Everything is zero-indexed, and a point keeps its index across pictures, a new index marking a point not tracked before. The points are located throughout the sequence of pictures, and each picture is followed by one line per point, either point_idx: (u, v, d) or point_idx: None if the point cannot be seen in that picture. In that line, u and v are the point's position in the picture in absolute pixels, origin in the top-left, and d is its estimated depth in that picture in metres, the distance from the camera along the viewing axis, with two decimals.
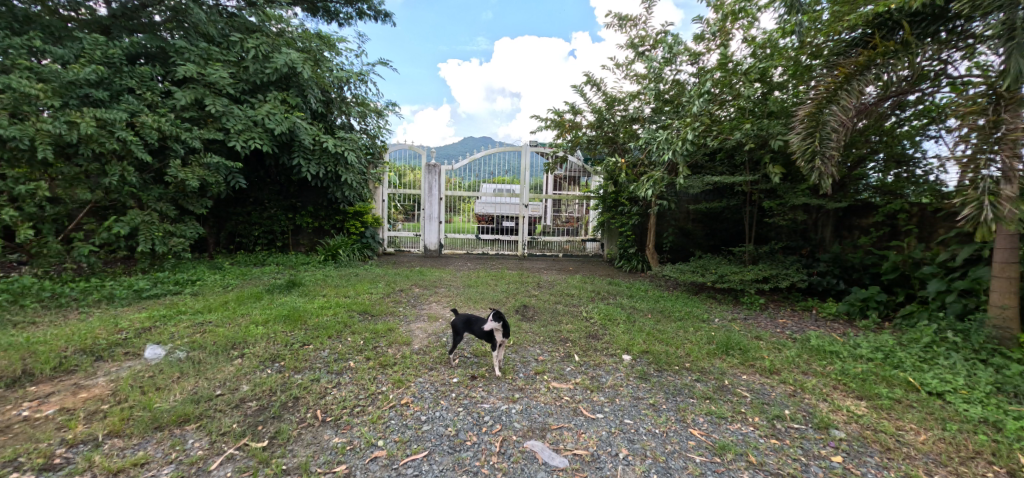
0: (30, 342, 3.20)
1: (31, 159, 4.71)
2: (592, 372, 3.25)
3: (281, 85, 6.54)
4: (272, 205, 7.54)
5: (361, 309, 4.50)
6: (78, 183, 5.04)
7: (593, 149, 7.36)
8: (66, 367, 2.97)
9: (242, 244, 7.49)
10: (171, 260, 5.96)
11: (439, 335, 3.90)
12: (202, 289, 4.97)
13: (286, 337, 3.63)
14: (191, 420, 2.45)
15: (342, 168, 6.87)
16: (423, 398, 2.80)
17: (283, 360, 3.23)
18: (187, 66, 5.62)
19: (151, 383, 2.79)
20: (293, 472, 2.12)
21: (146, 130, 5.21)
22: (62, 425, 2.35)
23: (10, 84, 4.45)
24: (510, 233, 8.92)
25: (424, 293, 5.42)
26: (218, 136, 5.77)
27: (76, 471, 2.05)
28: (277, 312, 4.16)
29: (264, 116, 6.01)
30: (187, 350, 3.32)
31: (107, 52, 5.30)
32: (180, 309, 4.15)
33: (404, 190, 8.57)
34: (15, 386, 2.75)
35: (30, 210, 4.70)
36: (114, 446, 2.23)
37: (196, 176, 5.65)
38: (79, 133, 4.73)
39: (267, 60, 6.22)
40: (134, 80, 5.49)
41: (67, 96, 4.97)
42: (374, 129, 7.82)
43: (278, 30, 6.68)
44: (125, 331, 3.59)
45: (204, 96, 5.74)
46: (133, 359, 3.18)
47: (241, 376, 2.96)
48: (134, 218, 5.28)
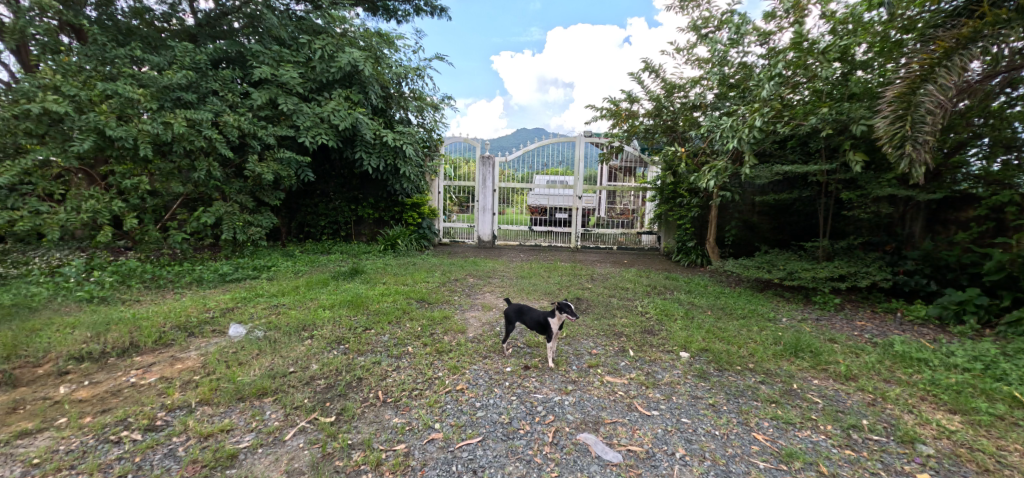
0: (136, 317, 3.63)
1: (134, 157, 5.29)
2: (648, 368, 3.17)
3: (345, 83, 6.85)
4: (336, 197, 7.96)
5: (419, 297, 4.67)
6: (173, 177, 5.60)
7: (651, 138, 7.09)
8: (164, 341, 3.33)
9: (310, 233, 8.03)
10: (249, 247, 6.49)
11: (493, 325, 3.97)
12: (276, 274, 5.39)
13: (350, 321, 3.84)
14: (268, 394, 2.68)
15: (401, 161, 7.13)
16: (478, 385, 2.87)
17: (347, 343, 3.43)
18: (262, 68, 6.04)
19: (235, 358, 3.07)
20: (358, 447, 2.25)
21: (228, 128, 5.69)
22: (163, 392, 2.66)
23: (118, 90, 4.98)
24: (563, 225, 8.80)
25: (479, 283, 5.52)
26: (290, 132, 6.18)
27: (174, 432, 2.30)
28: (342, 298, 4.41)
29: (330, 112, 6.35)
30: (264, 329, 3.61)
31: (195, 58, 5.81)
32: (258, 292, 4.53)
33: (460, 182, 8.76)
34: (125, 356, 3.12)
35: (135, 201, 5.32)
36: (205, 413, 2.48)
37: (271, 170, 6.09)
38: (173, 132, 5.23)
39: (333, 59, 6.57)
40: (217, 83, 5.99)
41: (163, 99, 5.52)
42: (431, 123, 8.06)
43: (342, 30, 6.99)
44: (212, 310, 3.97)
45: (277, 96, 6.16)
46: (219, 336, 3.51)
47: (311, 355, 3.17)
48: (218, 209, 5.79)
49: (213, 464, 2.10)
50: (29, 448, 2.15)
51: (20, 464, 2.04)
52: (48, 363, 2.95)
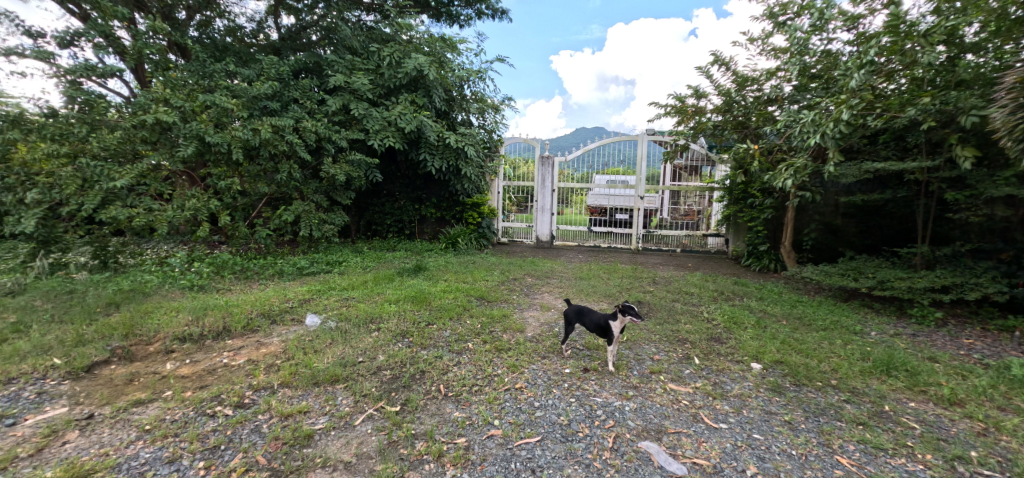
0: (229, 305, 4.02)
1: (228, 161, 5.86)
2: (715, 378, 3.01)
3: (411, 88, 7.14)
4: (401, 197, 8.32)
5: (479, 295, 4.76)
6: (259, 179, 6.12)
7: (720, 135, 6.72)
8: (251, 326, 3.66)
9: (377, 231, 8.45)
10: (323, 243, 6.96)
11: (552, 325, 3.96)
12: (347, 269, 5.73)
13: (414, 315, 4.01)
14: (340, 381, 2.85)
15: (463, 162, 7.30)
16: (537, 385, 2.88)
17: (411, 337, 3.57)
18: (336, 76, 6.44)
19: (311, 346, 3.30)
20: (421, 437, 2.34)
21: (306, 133, 6.13)
22: (250, 373, 2.91)
23: (215, 101, 5.53)
24: (623, 226, 8.58)
25: (537, 283, 5.53)
26: (360, 136, 6.54)
27: (260, 410, 2.52)
28: (406, 293, 4.61)
29: (397, 116, 6.64)
30: (337, 320, 3.86)
31: (279, 70, 6.33)
32: (332, 285, 4.84)
33: (519, 183, 8.80)
34: (220, 338, 3.47)
35: (228, 200, 5.89)
36: (285, 394, 2.69)
37: (343, 172, 6.48)
38: (261, 137, 5.73)
39: (400, 65, 6.87)
40: (298, 92, 6.49)
41: (252, 108, 6.06)
42: (492, 124, 8.20)
43: (408, 37, 7.34)
44: (291, 300, 4.31)
45: (349, 102, 6.55)
46: (297, 324, 3.79)
47: (378, 347, 3.34)
48: (297, 207, 6.26)
49: (292, 442, 2.27)
50: (143, 415, 2.44)
51: (136, 429, 2.32)
52: (157, 342, 3.34)
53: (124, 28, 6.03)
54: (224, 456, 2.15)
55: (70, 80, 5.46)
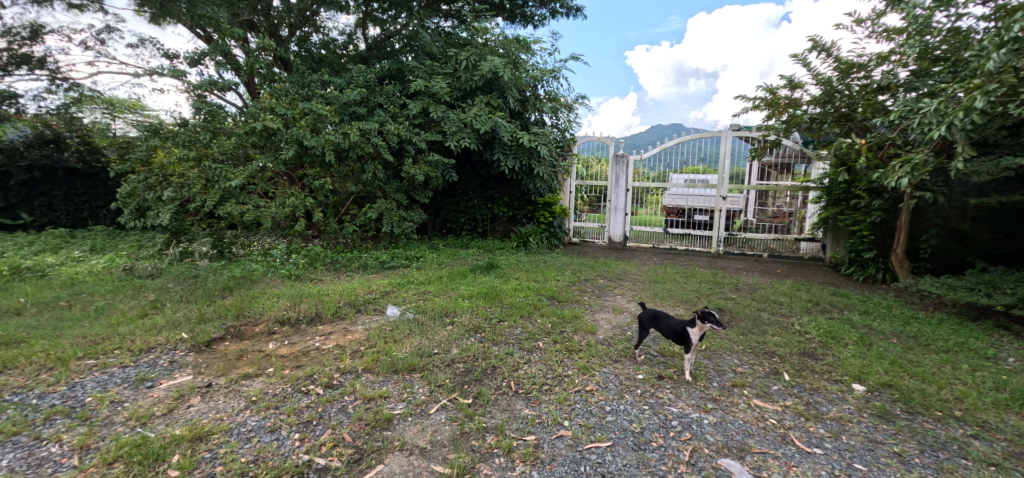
0: (321, 293, 4.41)
1: (322, 162, 6.40)
2: (808, 397, 2.74)
3: (486, 90, 7.31)
4: (475, 196, 8.55)
5: (550, 294, 4.76)
6: (348, 179, 6.61)
7: (818, 129, 6.10)
8: (339, 314, 3.98)
9: (452, 229, 8.77)
10: (402, 239, 7.36)
11: (624, 329, 3.85)
12: (424, 264, 6.02)
13: (486, 311, 4.11)
14: (417, 370, 3.00)
15: (536, 161, 7.34)
16: (608, 389, 2.82)
17: (483, 332, 3.66)
18: (417, 81, 6.78)
19: (391, 335, 3.51)
20: (492, 431, 2.39)
21: (390, 135, 6.51)
22: (338, 357, 3.16)
23: (312, 108, 6.06)
24: (702, 228, 8.10)
25: (609, 285, 5.41)
26: (438, 137, 6.82)
27: (347, 392, 2.73)
28: (479, 289, 4.73)
29: (472, 117, 6.83)
30: (414, 312, 4.07)
31: (367, 77, 6.79)
32: (410, 279, 5.11)
33: (591, 182, 8.65)
34: (313, 323, 3.81)
35: (322, 198, 6.44)
36: (369, 379, 2.89)
37: (423, 172, 6.79)
38: (350, 141, 6.18)
39: (476, 68, 7.06)
40: (383, 97, 6.93)
41: (343, 114, 6.56)
42: (565, 123, 8.15)
43: (484, 40, 7.51)
44: (374, 292, 4.62)
45: (429, 105, 6.86)
46: (379, 314, 4.06)
47: (452, 340, 3.47)
48: (381, 205, 6.68)
49: (374, 423, 2.43)
50: (250, 387, 2.75)
51: (245, 399, 2.62)
52: (262, 323, 3.74)
53: (239, 46, 6.84)
54: (316, 431, 2.35)
55: (197, 94, 6.29)
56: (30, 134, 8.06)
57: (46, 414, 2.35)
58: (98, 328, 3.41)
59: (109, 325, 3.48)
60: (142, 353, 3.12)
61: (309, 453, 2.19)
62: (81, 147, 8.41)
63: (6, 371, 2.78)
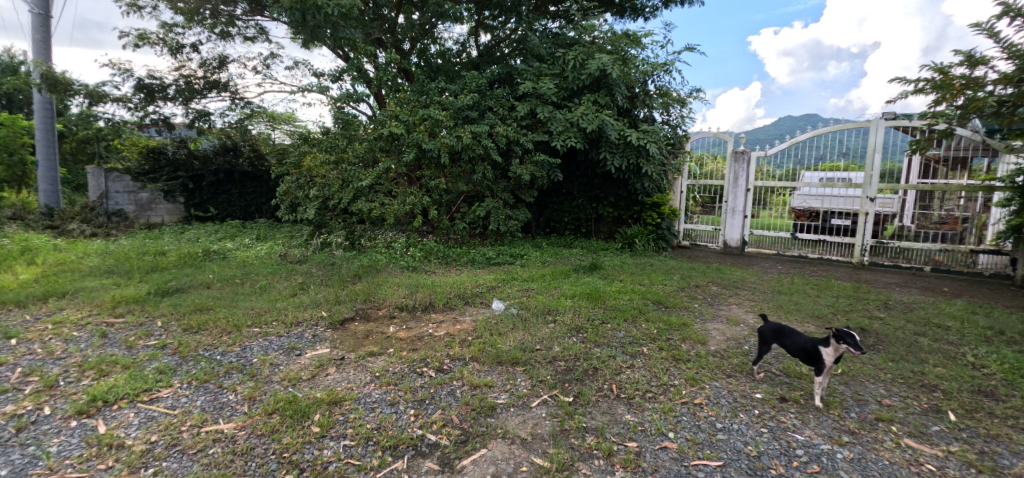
0: (434, 284, 4.76)
1: (437, 163, 6.89)
2: (984, 445, 2.24)
3: (593, 88, 7.22)
4: (580, 196, 8.51)
5: (656, 299, 4.55)
6: (460, 179, 7.04)
7: (1009, 114, 4.93)
8: (450, 304, 4.26)
9: (555, 228, 8.82)
10: (508, 237, 7.61)
11: (740, 341, 3.53)
12: (528, 262, 6.16)
13: (589, 312, 4.07)
14: (520, 364, 3.09)
15: (644, 160, 7.06)
16: (720, 405, 2.61)
17: (585, 332, 3.64)
18: (526, 83, 6.96)
19: (496, 328, 3.66)
20: (592, 432, 2.37)
21: (499, 137, 6.78)
22: (448, 344, 3.39)
23: (429, 113, 6.57)
24: (841, 234, 7.07)
25: (723, 293, 5.00)
26: (545, 137, 6.92)
27: (455, 377, 2.91)
28: (582, 289, 4.71)
29: (579, 117, 6.80)
30: (518, 307, 4.20)
31: (479, 83, 7.15)
32: (515, 276, 5.27)
33: (705, 182, 8.07)
34: (428, 311, 4.14)
35: (436, 197, 6.94)
36: (475, 367, 3.06)
37: (529, 172, 6.95)
38: (462, 143, 6.57)
39: (584, 67, 7.02)
40: (493, 101, 7.24)
41: (457, 118, 6.99)
42: (677, 119, 7.71)
43: (592, 38, 7.44)
44: (481, 286, 4.86)
45: (536, 106, 7.00)
46: (485, 307, 4.27)
47: (554, 338, 3.50)
48: (489, 204, 6.99)
49: (479, 409, 2.56)
50: (375, 364, 3.08)
51: (370, 374, 2.94)
52: (385, 308, 4.17)
53: (370, 62, 7.68)
54: (428, 409, 2.56)
55: (337, 106, 7.21)
56: (217, 144, 9.99)
57: (226, 368, 2.90)
58: (261, 302, 4.12)
59: (269, 301, 4.17)
60: (292, 325, 3.68)
61: (423, 428, 2.39)
62: (251, 154, 10.19)
63: (200, 331, 3.48)
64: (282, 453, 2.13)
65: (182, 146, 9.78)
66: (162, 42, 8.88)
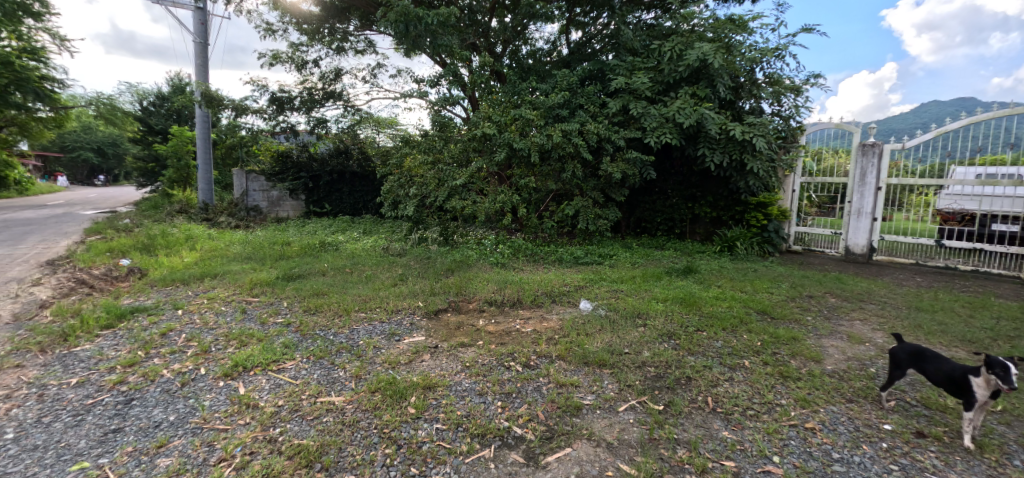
0: (522, 281, 4.85)
1: (527, 162, 6.97)
2: None
3: (692, 80, 6.80)
4: (674, 195, 8.06)
5: (760, 308, 4.15)
6: (549, 178, 7.05)
7: None
8: (537, 302, 4.30)
9: (646, 229, 8.47)
10: (596, 237, 7.47)
11: (865, 363, 3.09)
12: (617, 263, 5.99)
13: (682, 318, 3.84)
14: (607, 366, 3.02)
15: (749, 156, 6.48)
16: (837, 432, 2.31)
17: (678, 339, 3.44)
18: (618, 79, 6.78)
19: (583, 329, 3.61)
20: (683, 445, 2.23)
21: (589, 135, 6.67)
22: (535, 341, 3.43)
23: (520, 113, 6.67)
24: (1004, 243, 5.90)
25: (843, 305, 4.41)
26: (638, 134, 6.66)
27: (542, 374, 2.93)
28: (675, 293, 4.46)
29: (676, 111, 6.44)
30: (606, 309, 4.10)
31: (570, 81, 7.12)
32: (603, 277, 5.15)
33: (824, 179, 7.17)
34: (516, 307, 4.22)
35: (525, 196, 7.03)
36: (561, 366, 3.05)
37: (620, 170, 6.73)
38: (552, 142, 6.57)
39: (681, 58, 6.63)
40: (583, 98, 7.14)
41: (548, 117, 7.01)
42: (790, 110, 6.97)
43: (691, 27, 7.01)
44: (568, 285, 4.83)
45: (629, 102, 6.78)
46: (572, 307, 4.24)
47: (644, 343, 3.36)
48: (577, 203, 6.92)
49: (564, 408, 2.55)
50: (465, 354, 3.21)
51: (461, 363, 3.07)
52: (475, 301, 4.33)
53: (465, 66, 8.00)
54: (515, 403, 2.60)
55: (435, 109, 7.63)
56: (332, 147, 11.15)
57: (337, 348, 3.22)
58: (367, 290, 4.51)
59: (373, 289, 4.56)
60: (393, 313, 3.98)
61: (509, 421, 2.43)
62: (360, 156, 11.22)
63: (317, 313, 3.92)
64: (383, 428, 2.31)
65: (304, 150, 11.08)
66: (290, 59, 10.12)
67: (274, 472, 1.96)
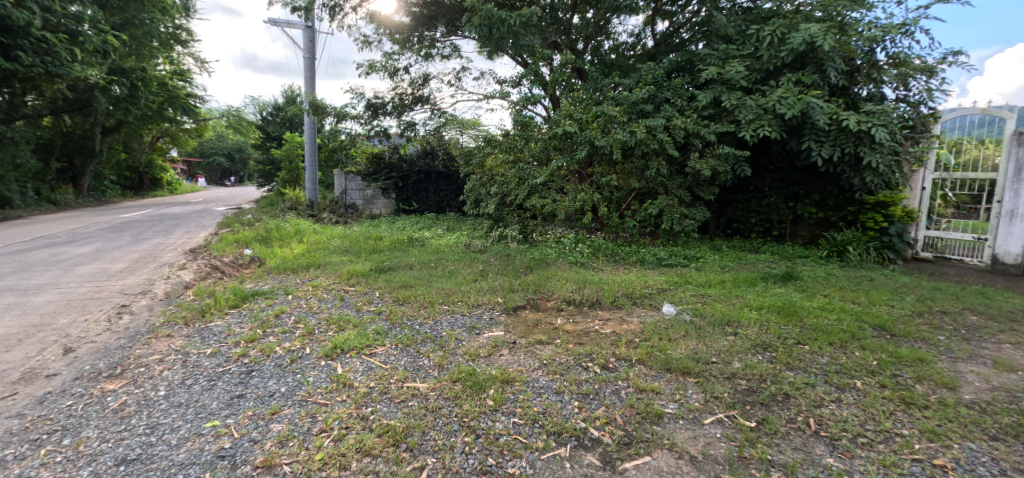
0: (602, 281, 4.75)
1: (609, 160, 6.80)
2: None
3: (796, 66, 6.17)
4: (772, 193, 7.39)
5: (877, 323, 3.64)
6: (632, 176, 6.82)
7: None
8: (617, 303, 4.19)
9: (739, 230, 7.86)
10: (681, 237, 7.09)
11: (1018, 396, 2.57)
12: (704, 265, 5.63)
13: (780, 329, 3.50)
14: (691, 374, 2.85)
15: (866, 148, 5.72)
16: (977, 474, 1.96)
17: (774, 352, 3.15)
18: (709, 69, 6.37)
19: (666, 333, 3.45)
20: (778, 467, 2.04)
21: (676, 130, 6.34)
22: (614, 343, 3.34)
23: (603, 110, 6.53)
24: None
25: (988, 325, 3.72)
26: (731, 128, 6.18)
27: (621, 377, 2.84)
28: (771, 301, 4.09)
29: (776, 101, 5.88)
30: (691, 314, 3.87)
31: (656, 74, 6.84)
32: (688, 280, 4.88)
33: (963, 175, 6.11)
34: (594, 307, 4.15)
35: (606, 194, 6.87)
36: (641, 370, 2.93)
37: (710, 166, 6.30)
38: (636, 138, 6.33)
39: (784, 42, 6.05)
40: (670, 92, 6.80)
41: (631, 113, 6.79)
42: (920, 94, 6.05)
43: (796, 7, 6.39)
44: (651, 287, 4.64)
45: (721, 94, 6.34)
46: (654, 310, 4.06)
47: (734, 353, 3.12)
48: (662, 202, 6.61)
49: (644, 415, 2.45)
50: (543, 352, 3.22)
51: (539, 360, 3.09)
52: (553, 300, 4.33)
53: (547, 65, 8.01)
54: (592, 404, 2.56)
55: (516, 109, 7.74)
56: (420, 149, 11.80)
57: (422, 337, 3.41)
58: (450, 284, 4.71)
59: (456, 283, 4.75)
60: (474, 307, 4.12)
61: (586, 422, 2.40)
62: (445, 157, 11.80)
63: (405, 303, 4.18)
64: (463, 417, 2.40)
65: (395, 152, 11.86)
66: (384, 68, 10.88)
67: (365, 447, 2.13)
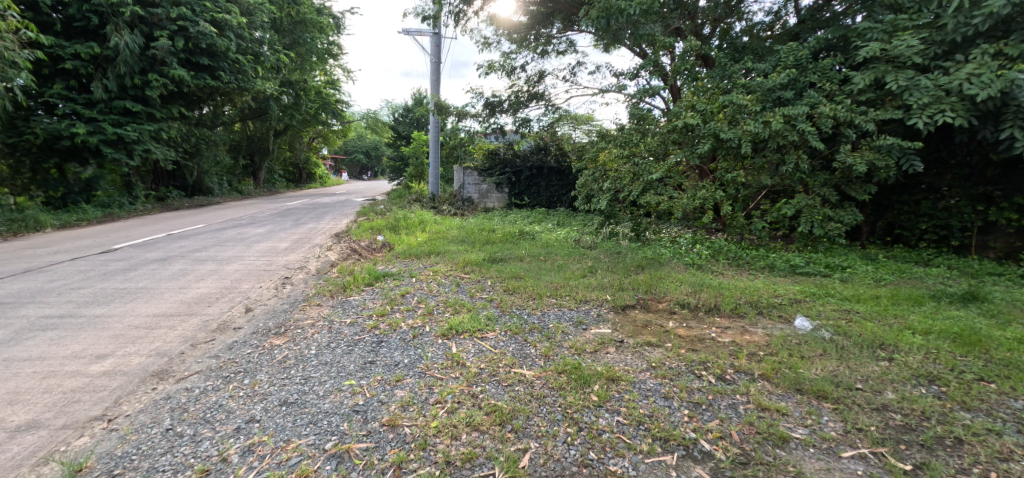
0: (722, 286, 4.38)
1: (736, 154, 6.21)
2: None
3: (996, 34, 4.96)
4: (953, 193, 6.06)
5: None
6: (763, 172, 6.14)
7: None
8: (738, 311, 3.83)
9: (901, 237, 6.61)
10: (823, 243, 6.19)
11: None
12: (852, 276, 4.86)
13: (954, 360, 2.87)
14: (828, 399, 2.50)
15: None
16: None
17: (943, 386, 2.60)
18: (870, 46, 5.44)
19: (797, 349, 3.07)
20: None
21: (823, 119, 5.55)
22: (734, 354, 3.06)
23: (731, 99, 5.97)
24: None
25: None
26: (897, 114, 5.21)
27: (739, 391, 2.61)
28: (944, 326, 3.37)
29: (964, 80, 4.79)
30: (832, 332, 3.37)
31: (799, 56, 6.06)
32: (830, 292, 4.26)
33: None
34: (710, 313, 3.85)
35: (731, 192, 6.29)
36: (765, 386, 2.65)
37: (865, 160, 5.38)
38: (771, 129, 5.67)
39: (978, 6, 4.90)
40: (816, 75, 5.94)
41: (766, 101, 6.10)
42: None
43: None
44: (781, 296, 4.15)
45: (885, 74, 5.37)
46: (784, 322, 3.62)
47: (887, 381, 2.66)
48: (800, 201, 5.84)
49: (766, 435, 2.22)
50: (652, 354, 3.10)
51: (647, 362, 2.97)
52: (665, 302, 4.12)
53: (668, 54, 7.56)
54: (704, 415, 2.39)
55: (632, 102, 7.47)
56: (534, 145, 12.06)
57: (530, 327, 3.50)
58: (558, 278, 4.76)
59: (564, 278, 4.79)
60: (581, 302, 4.11)
61: (696, 432, 2.25)
62: (558, 152, 11.90)
63: (514, 293, 4.34)
64: (567, 408, 2.42)
65: (510, 148, 12.26)
66: (502, 67, 11.29)
67: (474, 422, 2.27)
